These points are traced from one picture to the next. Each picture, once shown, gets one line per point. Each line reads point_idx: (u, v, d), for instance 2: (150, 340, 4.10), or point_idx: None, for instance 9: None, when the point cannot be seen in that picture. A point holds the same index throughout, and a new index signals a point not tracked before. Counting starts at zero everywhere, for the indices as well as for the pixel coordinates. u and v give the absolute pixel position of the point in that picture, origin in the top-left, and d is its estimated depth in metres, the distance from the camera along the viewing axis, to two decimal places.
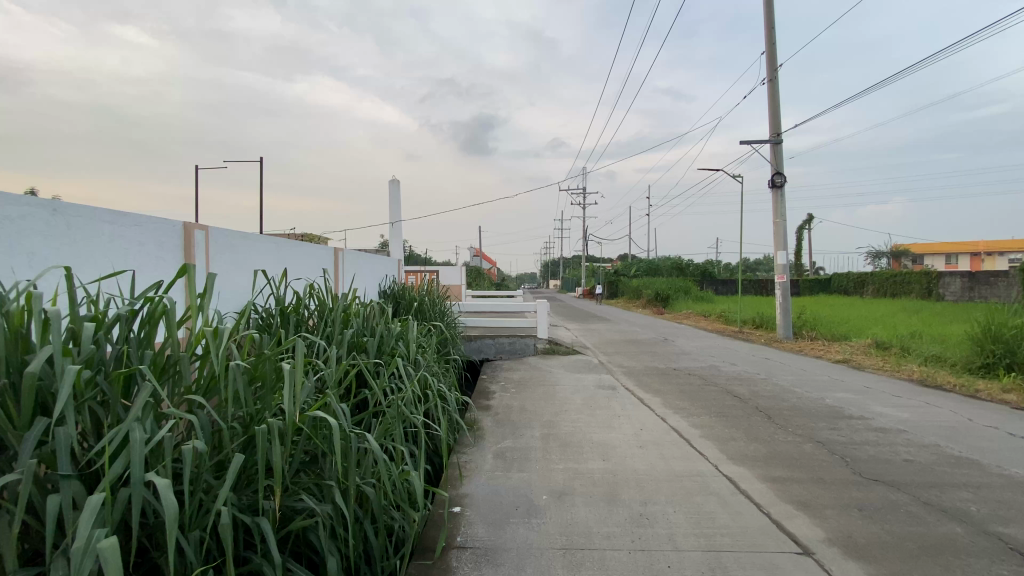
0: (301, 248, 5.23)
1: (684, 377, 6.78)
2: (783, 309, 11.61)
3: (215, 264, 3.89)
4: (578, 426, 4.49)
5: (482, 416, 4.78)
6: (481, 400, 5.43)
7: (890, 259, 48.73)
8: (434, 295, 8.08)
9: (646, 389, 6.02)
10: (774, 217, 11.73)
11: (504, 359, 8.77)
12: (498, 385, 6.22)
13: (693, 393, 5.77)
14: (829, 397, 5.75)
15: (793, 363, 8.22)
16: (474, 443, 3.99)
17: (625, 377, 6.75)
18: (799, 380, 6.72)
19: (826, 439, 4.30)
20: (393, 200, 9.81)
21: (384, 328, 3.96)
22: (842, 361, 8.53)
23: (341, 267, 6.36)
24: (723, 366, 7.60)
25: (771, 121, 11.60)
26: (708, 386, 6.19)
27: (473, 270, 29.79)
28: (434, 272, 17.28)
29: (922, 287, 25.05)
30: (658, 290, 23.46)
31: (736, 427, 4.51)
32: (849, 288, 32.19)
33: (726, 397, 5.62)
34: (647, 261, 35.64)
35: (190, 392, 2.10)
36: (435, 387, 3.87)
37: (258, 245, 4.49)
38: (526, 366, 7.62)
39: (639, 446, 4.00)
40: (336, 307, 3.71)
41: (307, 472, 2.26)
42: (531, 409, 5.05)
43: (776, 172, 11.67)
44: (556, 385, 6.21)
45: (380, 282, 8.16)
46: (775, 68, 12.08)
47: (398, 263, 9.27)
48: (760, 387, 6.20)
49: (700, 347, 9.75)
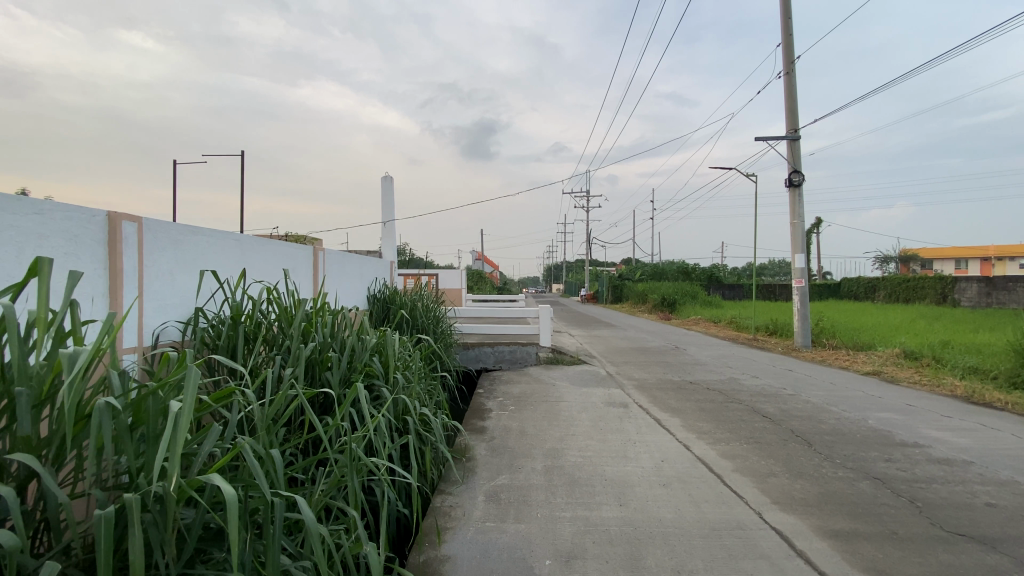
0: (269, 246, 4.62)
1: (702, 392, 6.10)
2: (802, 315, 10.91)
3: (152, 264, 3.27)
4: (587, 455, 3.80)
5: (475, 443, 4.10)
6: (475, 420, 4.75)
7: (899, 264, 47.80)
8: (428, 299, 7.39)
9: (663, 407, 5.33)
10: (791, 218, 11.06)
11: (503, 369, 8.10)
12: (496, 402, 5.55)
13: (716, 413, 5.09)
14: (871, 419, 5.06)
15: (819, 375, 7.52)
16: (462, 479, 3.32)
17: (637, 392, 6.05)
18: (832, 396, 6.01)
19: (884, 475, 3.61)
20: (385, 197, 9.16)
21: (355, 340, 3.31)
22: (873, 373, 7.82)
23: (320, 267, 5.78)
24: (745, 379, 6.91)
25: (788, 115, 10.92)
26: (732, 404, 5.50)
27: (475, 274, 29.15)
28: (432, 276, 16.62)
29: (936, 293, 24.26)
30: (664, 295, 22.74)
31: (775, 459, 3.82)
32: (861, 293, 31.31)
33: (755, 419, 4.92)
34: (653, 265, 34.96)
35: (37, 444, 1.47)
36: (414, 413, 3.21)
37: (213, 241, 3.86)
38: (527, 378, 6.94)
39: (662, 484, 3.32)
40: (297, 318, 3.09)
41: (209, 557, 1.61)
42: (533, 432, 4.38)
43: (794, 170, 10.99)
44: (561, 402, 5.52)
45: (368, 285, 7.51)
46: (792, 60, 11.42)
47: (389, 265, 8.62)
48: (791, 405, 5.49)
49: (714, 356, 9.06)
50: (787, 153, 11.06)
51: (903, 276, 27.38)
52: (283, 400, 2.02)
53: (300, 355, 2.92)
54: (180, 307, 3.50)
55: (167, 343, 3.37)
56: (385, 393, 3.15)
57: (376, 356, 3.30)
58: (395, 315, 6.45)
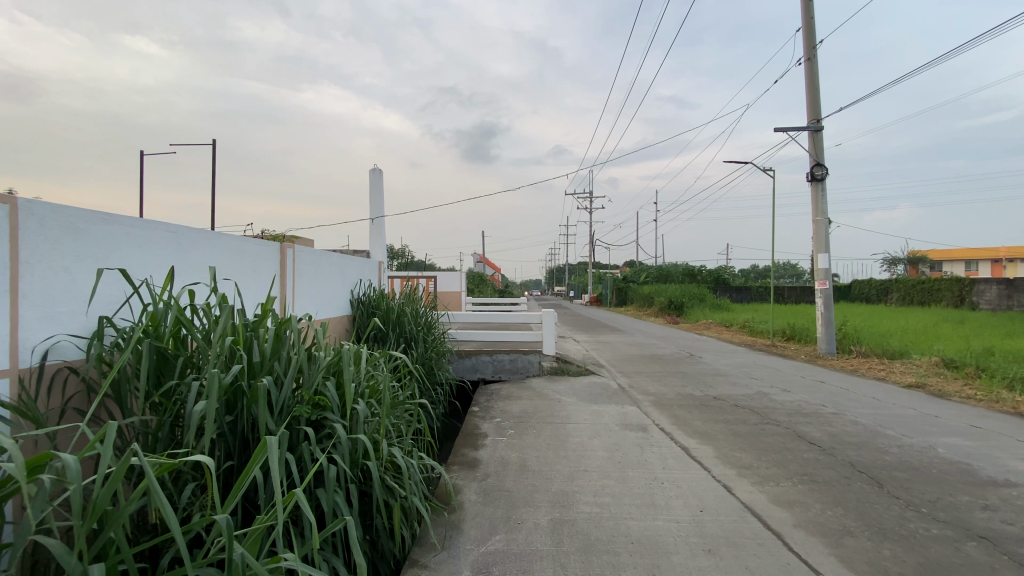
0: (216, 241, 3.83)
1: (731, 411, 5.28)
2: (826, 320, 10.09)
3: (33, 261, 2.47)
4: (605, 503, 3.01)
5: (464, 483, 3.30)
6: (466, 451, 3.94)
7: (908, 266, 46.86)
8: (417, 304, 6.55)
9: (689, 431, 4.52)
10: (814, 214, 10.23)
11: (502, 380, 7.30)
12: (493, 423, 4.74)
13: (754, 439, 4.28)
14: (939, 447, 4.25)
15: (856, 388, 6.71)
16: (441, 544, 2.53)
17: (656, 411, 5.25)
18: (883, 416, 5.18)
19: (991, 533, 2.80)
20: (374, 191, 8.35)
21: (298, 360, 2.53)
22: (914, 385, 7.01)
23: (288, 268, 4.99)
24: (776, 394, 6.08)
25: (810, 104, 10.09)
26: (769, 427, 4.69)
27: (473, 278, 28.52)
28: (429, 279, 15.83)
29: (953, 295, 23.32)
30: (671, 298, 21.88)
31: (844, 510, 3.02)
32: (873, 295, 30.40)
33: (803, 448, 4.10)
34: (658, 267, 34.12)
35: None
36: (372, 456, 2.44)
37: (136, 233, 3.10)
38: (529, 392, 6.12)
39: (705, 550, 2.51)
40: (216, 334, 2.35)
41: None
42: (536, 468, 3.57)
43: (816, 163, 10.17)
44: (569, 423, 4.71)
45: (351, 287, 6.70)
46: (813, 45, 10.62)
47: (377, 265, 7.81)
48: (839, 428, 4.68)
49: (734, 365, 8.26)
50: (809, 144, 10.23)
51: (917, 278, 26.44)
52: (121, 478, 1.30)
53: (216, 385, 2.19)
54: (77, 316, 2.70)
55: (57, 363, 2.59)
56: (338, 430, 2.40)
57: (328, 381, 2.55)
58: (372, 325, 5.62)
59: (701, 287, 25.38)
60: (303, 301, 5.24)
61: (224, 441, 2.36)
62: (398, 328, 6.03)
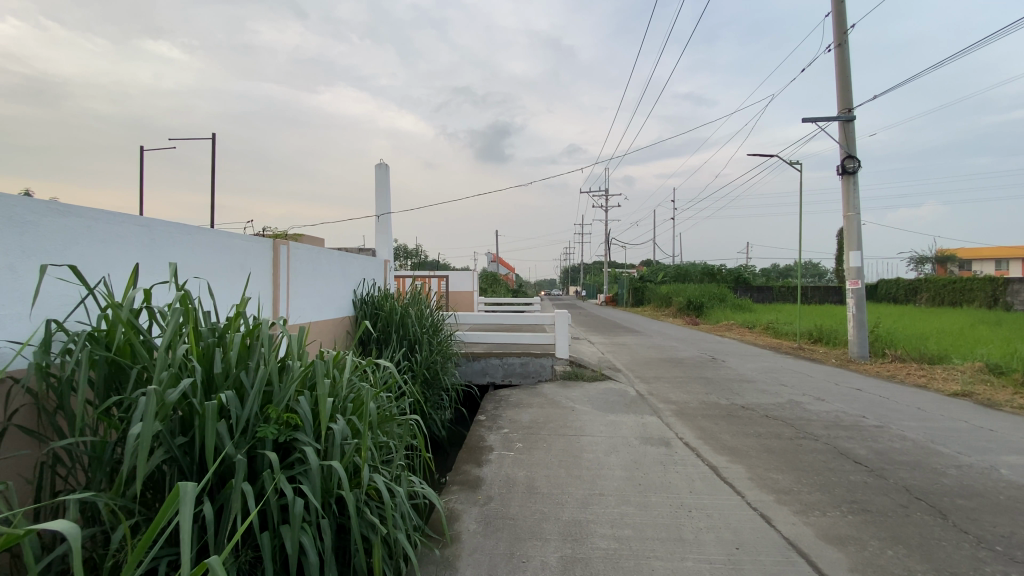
0: (197, 237, 3.52)
1: (762, 422, 4.82)
2: (857, 321, 9.51)
3: None
4: (624, 537, 2.59)
5: (462, 508, 2.90)
6: (468, 468, 3.55)
7: (936, 266, 45.32)
8: (422, 304, 6.17)
9: (717, 447, 4.08)
10: (845, 210, 9.66)
11: (513, 385, 6.92)
12: (500, 435, 4.35)
13: (791, 458, 3.83)
14: (1004, 468, 3.75)
15: (897, 396, 6.19)
16: None
17: (679, 422, 4.81)
18: (932, 431, 4.66)
19: None
20: (381, 186, 8.02)
21: (264, 372, 2.15)
22: (960, 394, 6.47)
23: (283, 266, 4.66)
24: (810, 403, 5.59)
25: (841, 92, 9.52)
26: (807, 442, 4.22)
27: (487, 277, 28.26)
28: (441, 278, 15.53)
29: (986, 296, 22.31)
30: (690, 298, 21.29)
31: (907, 549, 2.56)
32: (900, 295, 29.37)
33: (848, 469, 3.64)
34: (675, 266, 33.40)
35: None
36: (344, 487, 2.06)
37: (97, 227, 2.77)
38: (540, 399, 5.71)
39: None
40: (164, 342, 1.99)
41: None
42: (545, 490, 3.16)
43: (847, 155, 9.60)
44: (583, 436, 4.30)
45: (354, 286, 6.37)
46: (844, 30, 10.02)
47: (383, 264, 7.48)
48: (886, 445, 4.19)
49: (761, 370, 7.76)
50: (839, 135, 9.67)
51: (948, 277, 25.38)
52: None
53: (157, 403, 1.83)
54: (20, 321, 2.38)
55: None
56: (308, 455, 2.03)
57: (300, 396, 2.17)
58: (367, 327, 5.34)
59: (720, 287, 24.67)
60: (298, 302, 4.92)
61: (176, 465, 2.02)
62: (401, 330, 5.69)
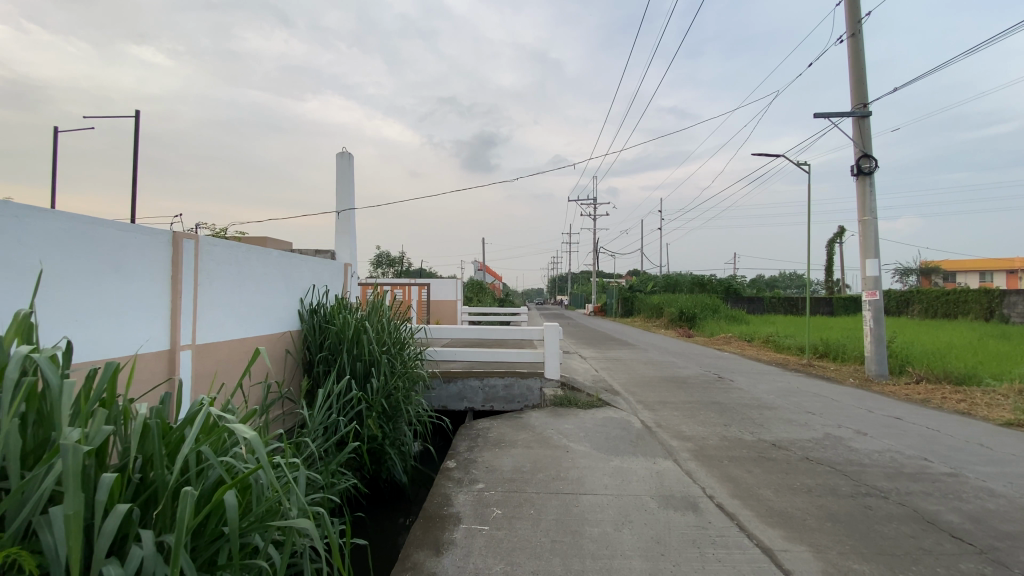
0: (28, 221, 2.41)
1: (807, 469, 3.80)
2: (875, 336, 8.62)
3: None
4: None
5: None
6: (421, 560, 2.43)
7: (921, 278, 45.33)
8: (383, 316, 5.03)
9: (762, 512, 3.04)
10: (861, 213, 8.81)
11: (495, 411, 5.86)
12: (472, 494, 3.24)
13: (869, 532, 2.79)
14: None
15: (946, 428, 5.24)
16: None
17: (702, 470, 3.77)
18: (1019, 481, 3.69)
19: None
20: (343, 177, 6.91)
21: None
22: (1013, 423, 5.55)
23: (189, 267, 3.50)
24: (854, 440, 4.59)
25: (855, 84, 8.70)
26: (879, 503, 3.19)
27: (472, 287, 27.29)
28: (421, 286, 14.40)
29: (981, 308, 21.78)
30: (682, 308, 20.45)
31: None
32: (892, 306, 28.94)
33: (952, 553, 2.62)
34: (665, 275, 32.63)
35: None
36: None
37: None
38: (526, 435, 4.61)
39: None
40: None
41: None
42: None
43: (862, 154, 8.77)
44: (584, 495, 3.23)
45: (302, 294, 5.21)
46: (857, 20, 9.23)
47: (342, 268, 6.33)
48: (978, 507, 3.19)
49: (778, 393, 6.80)
50: (853, 133, 8.83)
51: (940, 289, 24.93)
52: None
53: None
54: None
55: None
56: None
57: (49, 513, 1.12)
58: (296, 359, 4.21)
59: (713, 298, 23.84)
60: (213, 313, 3.79)
61: None
62: (354, 349, 4.55)
